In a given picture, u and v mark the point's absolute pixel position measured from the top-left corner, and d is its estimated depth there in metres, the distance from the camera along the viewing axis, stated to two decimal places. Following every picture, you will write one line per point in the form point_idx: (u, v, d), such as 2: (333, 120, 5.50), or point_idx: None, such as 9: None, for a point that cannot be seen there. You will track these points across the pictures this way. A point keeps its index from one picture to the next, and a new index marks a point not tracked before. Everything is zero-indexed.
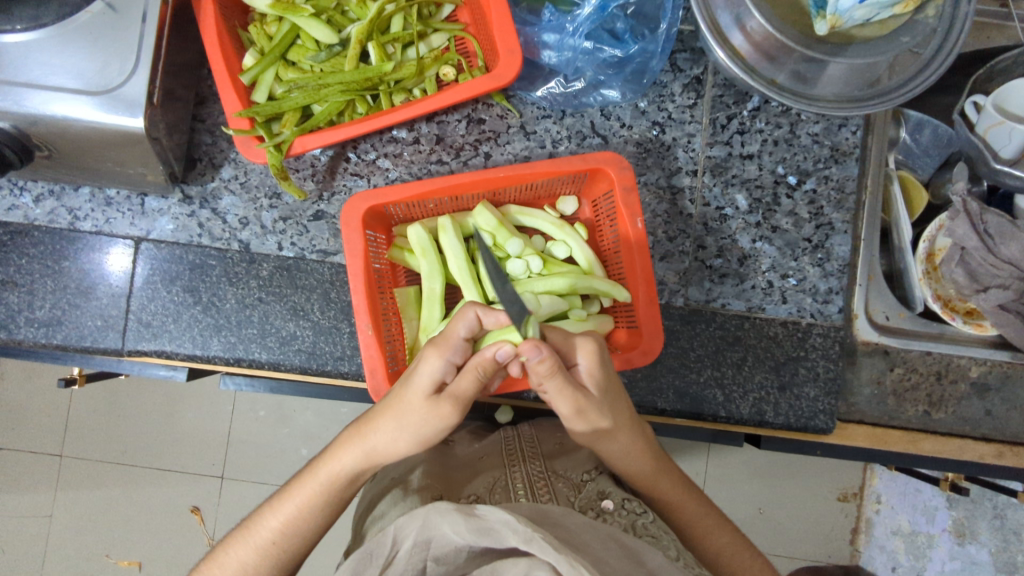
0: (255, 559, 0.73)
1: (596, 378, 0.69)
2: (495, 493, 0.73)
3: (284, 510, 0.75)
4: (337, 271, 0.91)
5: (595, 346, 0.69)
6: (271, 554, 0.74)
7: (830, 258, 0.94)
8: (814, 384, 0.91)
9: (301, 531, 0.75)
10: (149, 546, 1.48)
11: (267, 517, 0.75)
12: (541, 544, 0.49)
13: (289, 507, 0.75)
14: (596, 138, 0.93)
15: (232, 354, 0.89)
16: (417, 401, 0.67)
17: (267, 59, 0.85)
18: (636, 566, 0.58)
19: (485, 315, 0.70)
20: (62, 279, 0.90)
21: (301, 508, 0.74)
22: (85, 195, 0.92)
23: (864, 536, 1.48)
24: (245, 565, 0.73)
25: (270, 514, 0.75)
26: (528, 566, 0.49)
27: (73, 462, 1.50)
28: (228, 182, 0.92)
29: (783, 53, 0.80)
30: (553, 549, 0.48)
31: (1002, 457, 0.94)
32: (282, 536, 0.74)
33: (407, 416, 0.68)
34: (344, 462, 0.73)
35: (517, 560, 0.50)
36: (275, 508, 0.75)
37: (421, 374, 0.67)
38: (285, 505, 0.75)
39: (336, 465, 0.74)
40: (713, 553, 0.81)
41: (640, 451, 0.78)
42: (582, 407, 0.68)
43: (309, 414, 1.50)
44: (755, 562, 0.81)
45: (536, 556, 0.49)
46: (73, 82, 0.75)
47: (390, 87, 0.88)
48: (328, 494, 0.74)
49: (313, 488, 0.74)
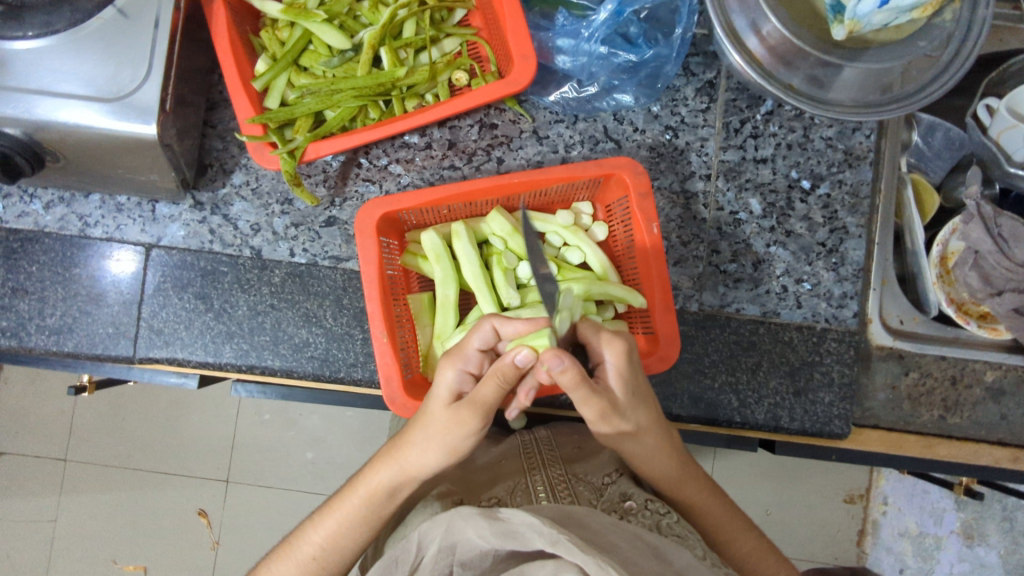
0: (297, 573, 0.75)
1: (625, 378, 0.68)
2: (516, 496, 0.74)
3: (324, 526, 0.76)
4: (350, 277, 0.91)
5: (624, 347, 0.68)
6: (313, 569, 0.76)
7: (844, 262, 0.93)
8: (829, 389, 0.90)
9: (341, 547, 0.76)
10: (155, 551, 1.48)
11: (309, 533, 0.77)
12: (567, 546, 0.47)
13: (328, 524, 0.76)
14: (609, 142, 0.93)
15: (244, 361, 0.89)
16: (438, 411, 0.68)
17: (279, 65, 0.85)
18: (661, 565, 0.57)
19: (501, 325, 0.68)
20: (72, 286, 0.89)
21: (341, 525, 0.75)
22: (96, 202, 0.91)
23: (870, 539, 1.47)
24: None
25: (312, 529, 0.77)
26: (556, 568, 0.47)
27: (79, 467, 1.50)
28: (239, 188, 0.92)
29: (799, 58, 0.80)
30: (581, 550, 0.46)
31: (1018, 461, 0.93)
32: (322, 551, 0.76)
33: (432, 427, 0.68)
34: (380, 478, 0.74)
35: (544, 563, 0.48)
36: (316, 524, 0.77)
37: (437, 385, 0.68)
38: (326, 522, 0.76)
39: (372, 481, 0.74)
40: (738, 557, 0.81)
41: (664, 454, 0.77)
42: (605, 412, 0.67)
43: (315, 418, 1.49)
44: (779, 566, 0.81)
45: (563, 558, 0.47)
46: (84, 89, 0.74)
47: (403, 92, 0.87)
48: (366, 510, 0.75)
49: (350, 504, 0.75)
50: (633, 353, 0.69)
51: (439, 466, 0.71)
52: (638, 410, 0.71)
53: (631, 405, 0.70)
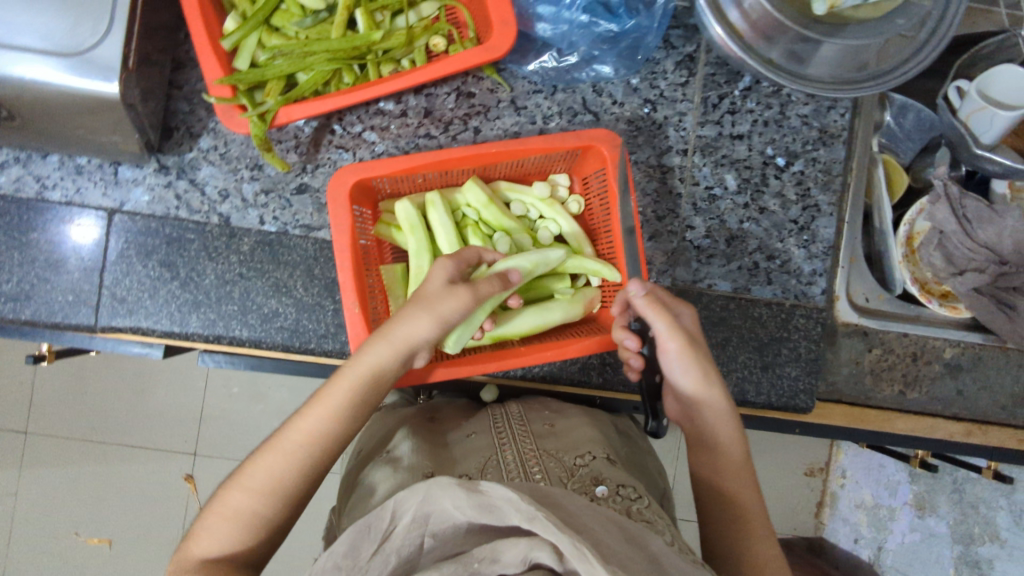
0: (283, 466, 0.65)
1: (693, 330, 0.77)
2: (487, 472, 0.74)
3: (312, 414, 0.67)
4: (322, 246, 0.89)
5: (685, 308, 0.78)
6: (301, 459, 0.65)
7: (815, 240, 0.95)
8: (796, 364, 0.92)
9: (331, 441, 0.67)
10: (119, 525, 1.45)
11: (294, 423, 0.67)
12: (545, 522, 0.47)
13: (316, 412, 0.67)
14: (587, 114, 0.92)
15: (212, 331, 0.87)
16: (433, 287, 0.71)
17: (249, 25, 0.82)
18: (634, 550, 0.56)
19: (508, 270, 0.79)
20: (29, 251, 0.86)
21: (333, 412, 0.67)
22: (54, 163, 0.87)
23: (828, 510, 1.53)
24: (273, 475, 0.64)
25: (299, 419, 0.67)
26: (530, 545, 0.48)
27: (39, 439, 1.46)
28: (207, 152, 0.89)
29: (779, 33, 0.80)
30: (557, 528, 0.47)
31: (971, 435, 0.97)
32: (312, 443, 0.66)
33: (428, 292, 0.70)
34: (371, 355, 0.69)
35: (518, 540, 0.48)
36: (304, 414, 0.67)
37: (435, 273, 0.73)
38: (314, 411, 0.67)
39: (364, 361, 0.68)
40: (751, 560, 0.69)
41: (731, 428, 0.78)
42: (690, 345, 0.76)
43: (284, 391, 1.48)
44: None
45: (539, 535, 0.48)
46: (42, 43, 0.71)
47: (378, 57, 0.85)
48: (363, 394, 0.68)
49: (343, 388, 0.68)
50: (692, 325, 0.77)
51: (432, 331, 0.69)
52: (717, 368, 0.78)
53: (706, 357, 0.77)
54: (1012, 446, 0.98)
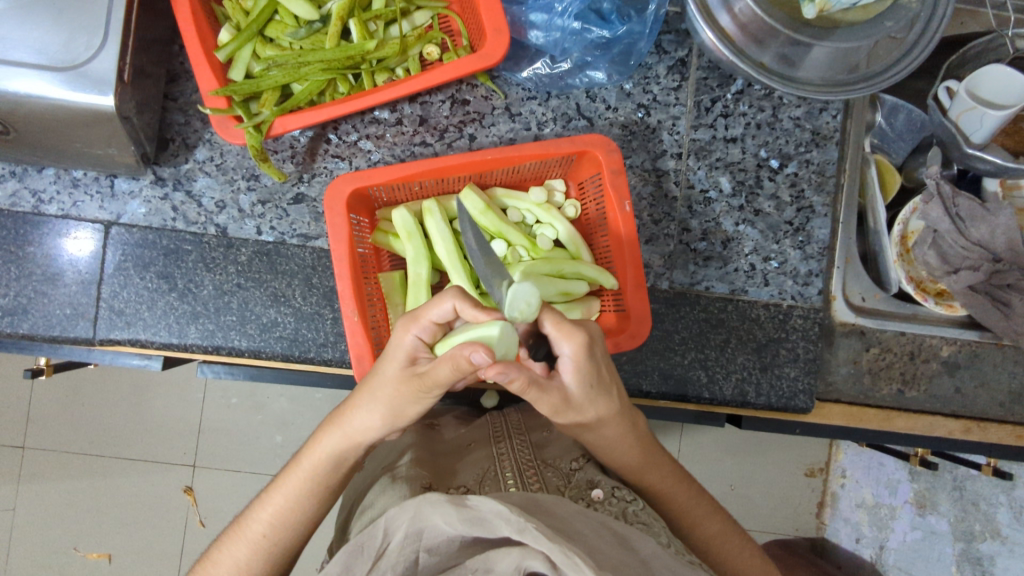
0: (247, 554, 0.70)
1: (582, 372, 0.62)
2: (485, 484, 0.73)
3: (273, 502, 0.72)
4: (320, 255, 0.89)
5: (585, 339, 0.61)
6: (265, 547, 0.71)
7: (810, 241, 0.95)
8: (794, 364, 0.93)
9: (292, 522, 0.72)
10: (121, 538, 1.45)
11: (258, 511, 0.73)
12: (535, 534, 0.46)
13: (277, 500, 0.72)
14: (581, 120, 0.93)
15: (211, 341, 0.87)
16: (392, 372, 0.64)
17: (244, 36, 0.83)
18: (629, 554, 0.55)
19: (464, 307, 0.62)
20: (26, 265, 0.86)
21: (290, 499, 0.72)
22: (50, 176, 0.88)
23: (829, 510, 1.54)
24: (238, 562, 0.70)
25: (261, 506, 0.72)
26: (522, 556, 0.47)
27: (37, 454, 1.45)
28: (203, 163, 0.89)
29: (770, 37, 0.81)
30: (547, 538, 0.46)
31: (969, 432, 0.97)
32: (274, 528, 0.71)
33: (380, 385, 0.65)
34: (324, 445, 0.71)
35: (510, 550, 0.48)
36: (265, 501, 0.73)
37: (394, 346, 0.64)
38: (274, 498, 0.72)
39: (317, 450, 0.72)
40: (701, 542, 0.78)
41: (629, 442, 0.74)
42: (562, 405, 0.63)
43: (283, 401, 1.47)
44: (747, 547, 0.79)
45: (530, 546, 0.47)
46: (35, 57, 0.71)
47: (373, 66, 0.86)
48: (317, 481, 0.72)
49: (297, 476, 0.72)
50: (594, 346, 0.63)
51: (384, 428, 0.68)
52: (598, 401, 0.66)
53: (588, 399, 0.65)
54: (1011, 443, 0.98)
